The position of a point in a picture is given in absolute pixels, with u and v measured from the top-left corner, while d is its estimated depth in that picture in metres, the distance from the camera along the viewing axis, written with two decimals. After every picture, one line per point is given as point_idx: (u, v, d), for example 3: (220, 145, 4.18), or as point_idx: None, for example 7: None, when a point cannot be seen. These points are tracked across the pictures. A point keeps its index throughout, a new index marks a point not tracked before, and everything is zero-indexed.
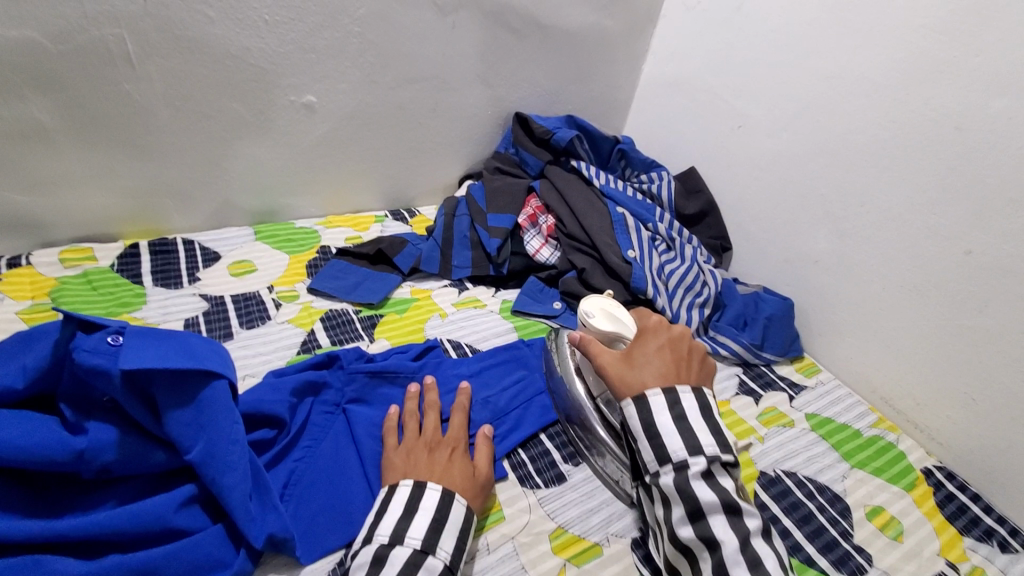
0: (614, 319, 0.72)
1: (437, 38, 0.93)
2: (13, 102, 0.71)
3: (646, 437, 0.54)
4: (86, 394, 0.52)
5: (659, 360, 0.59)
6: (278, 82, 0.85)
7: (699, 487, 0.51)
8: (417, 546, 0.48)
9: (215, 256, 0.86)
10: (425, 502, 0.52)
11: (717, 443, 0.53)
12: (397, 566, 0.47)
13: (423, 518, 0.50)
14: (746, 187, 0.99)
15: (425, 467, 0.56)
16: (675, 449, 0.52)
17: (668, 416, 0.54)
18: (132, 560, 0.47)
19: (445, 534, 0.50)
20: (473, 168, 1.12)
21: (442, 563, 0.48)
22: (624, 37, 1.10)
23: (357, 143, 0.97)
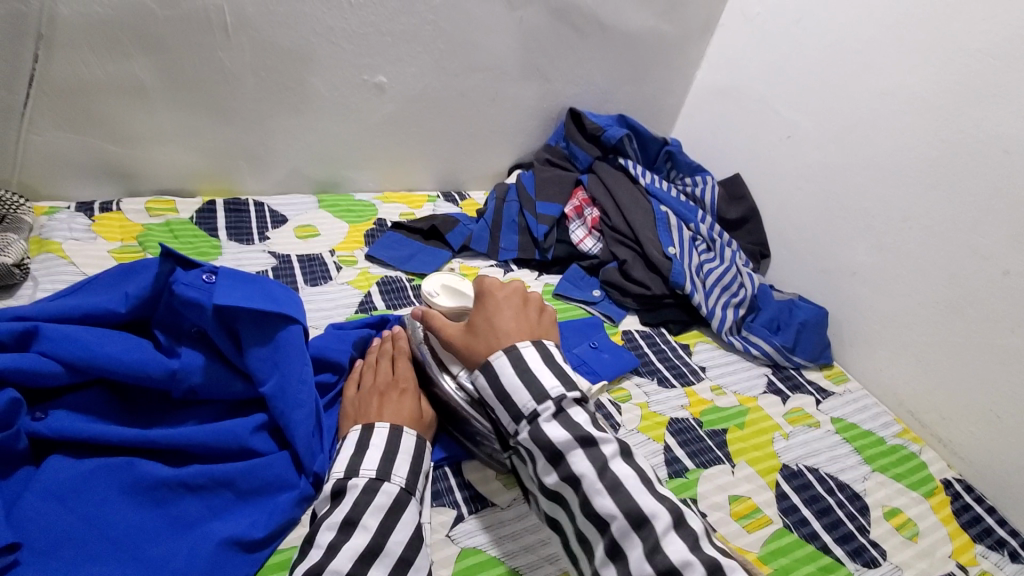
0: (456, 295, 0.73)
1: (502, 30, 0.97)
2: (120, 60, 0.78)
3: (500, 401, 0.52)
4: (178, 323, 0.58)
5: (503, 319, 0.56)
6: (354, 60, 0.91)
7: (551, 429, 0.49)
8: (372, 475, 0.53)
9: (283, 219, 0.93)
10: (376, 439, 0.56)
11: (563, 381, 0.51)
12: (353, 493, 0.51)
13: (376, 452, 0.55)
14: (789, 198, 1.02)
15: (370, 410, 0.59)
16: (575, 458, 0.48)
17: (511, 370, 0.52)
18: (211, 470, 0.53)
19: (395, 463, 0.55)
20: (523, 158, 1.16)
21: (398, 486, 0.53)
22: (681, 43, 1.13)
23: (418, 124, 1.02)
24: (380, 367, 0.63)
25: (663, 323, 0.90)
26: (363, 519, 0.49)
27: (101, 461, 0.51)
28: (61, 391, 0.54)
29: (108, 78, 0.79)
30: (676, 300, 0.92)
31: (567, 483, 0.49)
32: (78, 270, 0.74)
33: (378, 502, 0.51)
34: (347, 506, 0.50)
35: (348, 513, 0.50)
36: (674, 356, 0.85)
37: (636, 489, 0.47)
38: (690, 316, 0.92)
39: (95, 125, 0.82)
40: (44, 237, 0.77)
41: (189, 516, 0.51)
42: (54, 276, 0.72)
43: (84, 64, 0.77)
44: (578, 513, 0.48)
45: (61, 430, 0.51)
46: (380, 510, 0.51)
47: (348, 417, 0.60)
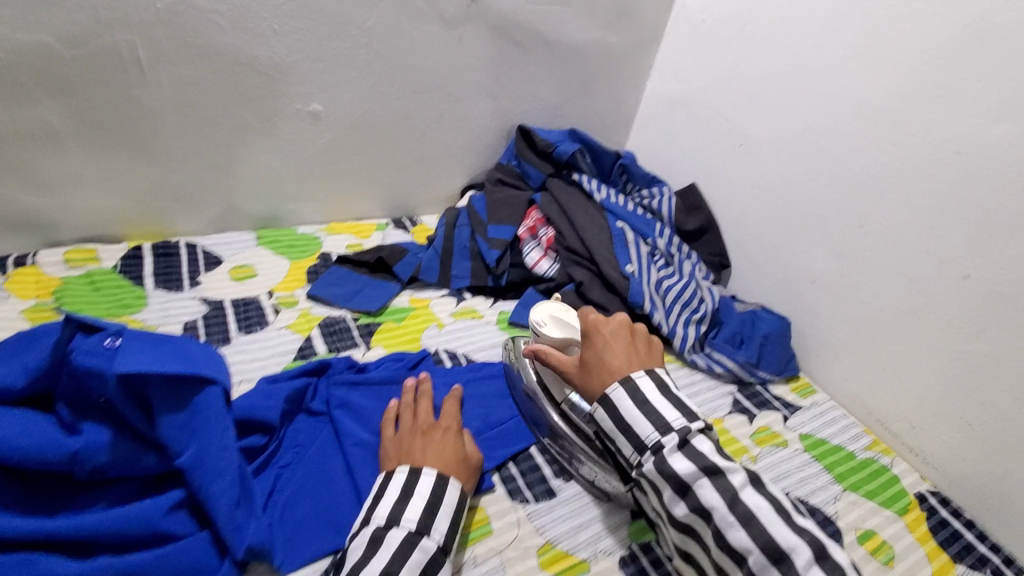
0: (564, 326, 0.72)
1: (443, 50, 0.94)
2: (27, 105, 0.72)
3: (620, 432, 0.54)
4: (82, 395, 0.52)
5: (612, 353, 0.59)
6: (286, 90, 0.86)
7: (675, 461, 0.50)
8: (412, 527, 0.50)
9: (217, 260, 0.87)
10: (420, 487, 0.53)
11: (683, 414, 0.53)
12: (394, 543, 0.49)
13: (417, 503, 0.52)
14: (746, 206, 1.00)
15: (415, 449, 0.58)
16: (705, 489, 0.49)
17: (630, 403, 0.54)
18: (120, 564, 0.48)
19: (438, 516, 0.52)
20: (475, 179, 1.13)
21: (436, 544, 0.50)
22: (629, 53, 1.11)
23: (361, 151, 0.98)
24: (421, 410, 0.63)
25: None
26: (399, 573, 0.46)
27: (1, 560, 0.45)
28: None
29: (14, 125, 0.73)
30: (636, 320, 0.88)
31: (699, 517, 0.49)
32: None
33: (414, 558, 0.48)
34: (385, 556, 0.48)
35: (387, 564, 0.47)
36: None
37: (769, 522, 0.47)
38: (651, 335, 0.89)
39: (4, 175, 0.76)
40: None
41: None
42: None
43: None
44: (714, 549, 0.49)
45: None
46: (416, 566, 0.48)
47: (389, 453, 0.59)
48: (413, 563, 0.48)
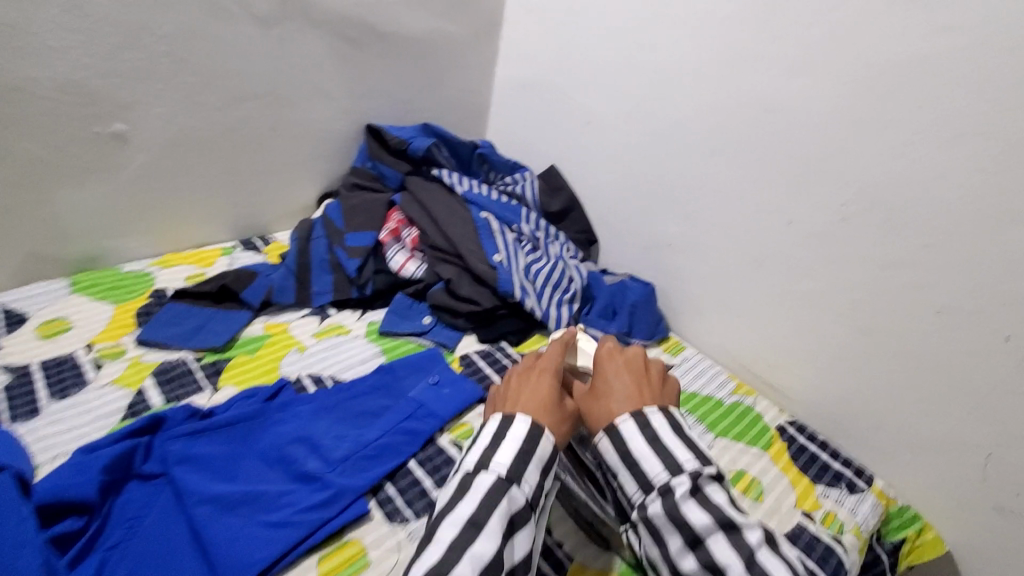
0: (583, 352, 0.68)
1: (264, 52, 0.86)
2: None
3: (625, 466, 0.52)
4: None
5: (623, 385, 0.57)
6: (76, 112, 0.75)
7: (688, 509, 0.49)
8: (502, 472, 0.50)
9: (22, 318, 0.75)
10: (514, 430, 0.53)
11: (697, 456, 0.52)
12: (483, 489, 0.49)
13: (508, 446, 0.52)
14: (603, 181, 1.03)
15: (512, 392, 0.59)
16: (717, 543, 0.48)
17: (640, 440, 0.52)
18: None
19: (514, 451, 0.52)
20: (331, 187, 1.06)
21: (524, 496, 0.50)
22: (472, 42, 1.09)
23: (190, 171, 0.88)
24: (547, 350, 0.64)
25: (501, 337, 0.85)
26: (489, 521, 0.47)
27: None
28: None
29: None
30: (510, 309, 0.87)
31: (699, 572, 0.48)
32: None
33: (503, 505, 0.48)
34: (469, 504, 0.48)
35: (473, 513, 0.47)
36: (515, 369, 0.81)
37: None
38: (526, 322, 0.88)
39: None
40: None
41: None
42: None
43: None
44: None
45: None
46: (505, 514, 0.48)
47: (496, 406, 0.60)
48: (502, 510, 0.48)
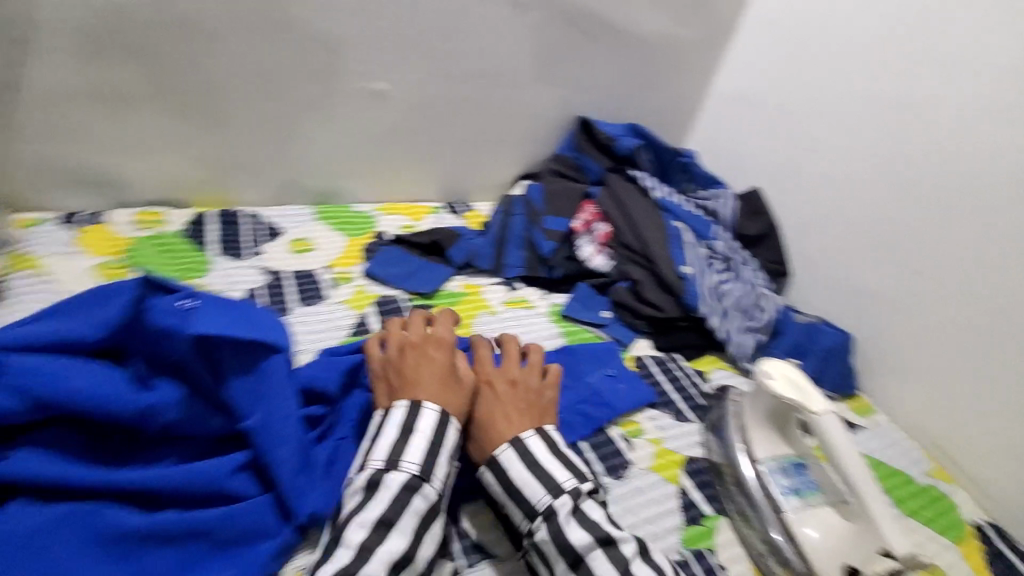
0: (800, 388, 0.61)
1: (510, 35, 0.92)
2: (106, 66, 0.74)
3: (509, 496, 0.53)
4: (157, 352, 0.53)
5: (509, 412, 0.58)
6: (353, 67, 0.86)
7: (701, 549, 0.50)
8: (414, 470, 0.51)
9: (278, 232, 0.89)
10: (421, 424, 0.53)
11: (575, 475, 0.54)
12: (392, 491, 0.50)
13: (420, 441, 0.53)
14: (812, 214, 0.96)
15: (414, 375, 0.58)
16: (597, 561, 0.49)
17: (521, 465, 0.54)
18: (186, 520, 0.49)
19: (440, 457, 0.53)
20: (530, 169, 1.10)
21: (437, 490, 0.51)
22: (698, 49, 1.08)
23: (422, 133, 0.98)
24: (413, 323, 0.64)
25: (677, 348, 0.85)
26: (400, 521, 0.49)
27: (71, 505, 0.48)
28: (29, 427, 0.50)
29: (93, 84, 0.75)
30: (691, 323, 0.86)
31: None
32: (56, 287, 0.69)
33: (415, 505, 0.50)
34: (383, 503, 0.49)
35: (384, 513, 0.49)
36: (688, 382, 0.80)
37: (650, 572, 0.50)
38: (705, 339, 0.86)
39: (82, 134, 0.78)
40: (25, 252, 0.73)
41: (157, 570, 0.47)
42: (35, 296, 0.67)
43: (67, 70, 0.73)
44: None
45: (16, 473, 0.46)
46: (416, 514, 0.50)
47: (382, 390, 0.59)
48: (412, 510, 0.50)
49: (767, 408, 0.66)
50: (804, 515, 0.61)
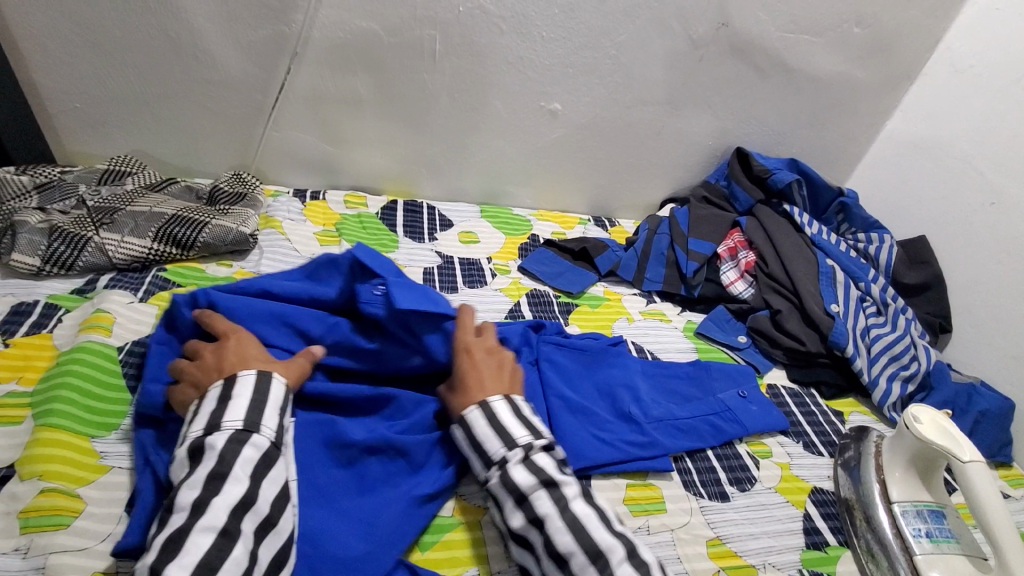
0: (948, 435, 0.62)
1: (682, 67, 0.98)
2: (346, 77, 0.92)
3: (474, 450, 0.54)
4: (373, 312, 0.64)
5: (486, 374, 0.58)
6: (536, 88, 0.97)
7: (517, 473, 0.50)
8: (237, 425, 0.48)
9: (450, 223, 1.02)
10: (238, 389, 0.50)
11: (530, 431, 0.54)
12: (216, 449, 0.46)
13: (241, 401, 0.49)
14: (987, 270, 0.90)
15: (468, 378, 0.58)
16: (540, 501, 0.49)
17: (484, 421, 0.54)
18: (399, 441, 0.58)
19: (266, 411, 0.50)
20: (678, 193, 1.16)
21: (268, 439, 0.48)
22: (874, 90, 1.06)
23: (584, 151, 1.07)
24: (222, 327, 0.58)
25: (814, 384, 0.84)
26: (232, 471, 0.45)
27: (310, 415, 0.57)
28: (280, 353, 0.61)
29: (335, 89, 0.93)
30: (832, 361, 0.85)
31: (577, 550, 0.46)
32: (290, 244, 0.86)
33: (246, 454, 0.46)
34: (209, 463, 0.45)
35: (216, 466, 0.45)
36: (824, 421, 0.79)
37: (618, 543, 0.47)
38: (846, 381, 0.85)
39: (318, 127, 0.97)
40: (269, 215, 0.91)
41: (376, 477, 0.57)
42: (272, 248, 0.84)
43: (321, 78, 0.91)
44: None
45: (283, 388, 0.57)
46: (248, 463, 0.46)
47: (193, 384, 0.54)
48: (246, 459, 0.46)
49: (910, 453, 0.65)
50: (934, 559, 0.60)
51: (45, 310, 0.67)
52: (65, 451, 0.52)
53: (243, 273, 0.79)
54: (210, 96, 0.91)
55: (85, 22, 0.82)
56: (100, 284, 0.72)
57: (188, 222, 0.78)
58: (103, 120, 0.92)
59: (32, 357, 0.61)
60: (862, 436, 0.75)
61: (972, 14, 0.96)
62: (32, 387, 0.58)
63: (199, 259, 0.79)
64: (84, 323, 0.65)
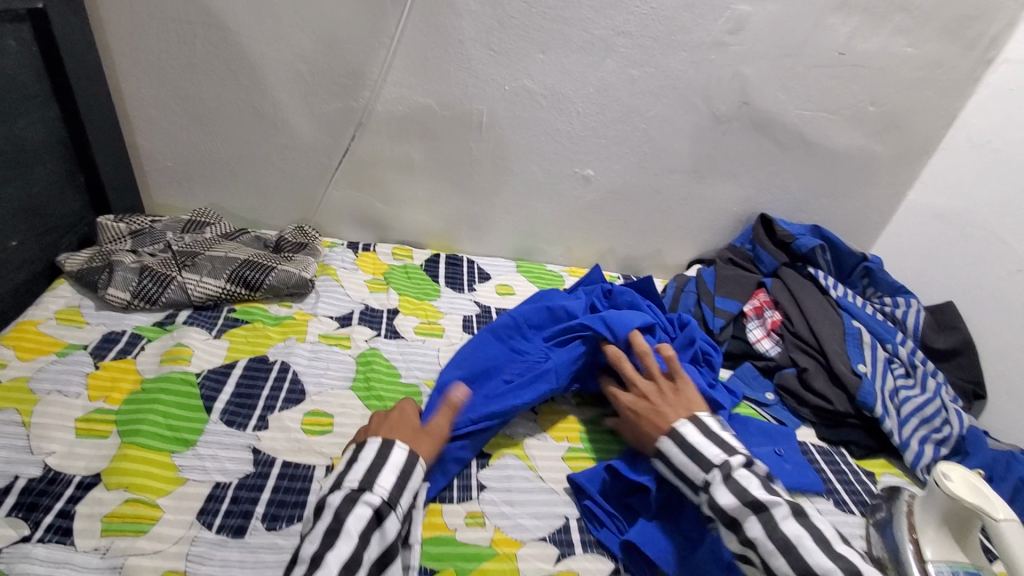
0: (976, 491, 0.61)
1: (707, 139, 1.06)
2: (403, 144, 1.03)
3: (679, 478, 0.62)
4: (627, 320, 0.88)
5: (660, 413, 0.67)
6: (571, 157, 1.06)
7: (722, 495, 0.58)
8: (354, 486, 0.54)
9: (487, 276, 1.10)
10: (364, 451, 0.58)
11: (724, 451, 0.61)
12: (334, 506, 0.53)
13: (363, 463, 0.56)
14: (1016, 336, 0.92)
15: (648, 421, 0.67)
16: (750, 523, 0.55)
17: (680, 450, 0.63)
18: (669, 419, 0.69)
19: (382, 471, 0.56)
20: (704, 255, 1.21)
21: (380, 497, 0.54)
22: (893, 163, 1.12)
23: (614, 214, 1.14)
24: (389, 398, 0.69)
25: (843, 443, 0.85)
26: (346, 527, 0.51)
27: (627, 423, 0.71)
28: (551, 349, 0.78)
29: (392, 155, 1.04)
30: (862, 422, 0.86)
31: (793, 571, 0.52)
32: (343, 290, 0.94)
33: (358, 512, 0.52)
34: (328, 518, 0.52)
35: (330, 523, 0.51)
36: (856, 480, 0.80)
37: (810, 544, 0.53)
38: (876, 442, 0.86)
39: (373, 188, 1.08)
40: (326, 263, 1.00)
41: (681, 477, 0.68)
42: (326, 291, 0.92)
43: (380, 145, 1.03)
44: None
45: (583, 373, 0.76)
46: (360, 519, 0.52)
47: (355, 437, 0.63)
48: (357, 517, 0.52)
49: (941, 510, 0.65)
50: None
51: (130, 338, 0.75)
52: (147, 465, 0.59)
53: (301, 313, 0.87)
54: (284, 158, 1.03)
55: (187, 96, 0.96)
56: (178, 318, 0.81)
57: (257, 265, 0.87)
58: (190, 177, 1.05)
59: (119, 379, 0.69)
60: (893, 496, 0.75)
61: (985, 95, 1.03)
62: (118, 405, 0.65)
63: (264, 299, 0.88)
64: (164, 352, 0.73)
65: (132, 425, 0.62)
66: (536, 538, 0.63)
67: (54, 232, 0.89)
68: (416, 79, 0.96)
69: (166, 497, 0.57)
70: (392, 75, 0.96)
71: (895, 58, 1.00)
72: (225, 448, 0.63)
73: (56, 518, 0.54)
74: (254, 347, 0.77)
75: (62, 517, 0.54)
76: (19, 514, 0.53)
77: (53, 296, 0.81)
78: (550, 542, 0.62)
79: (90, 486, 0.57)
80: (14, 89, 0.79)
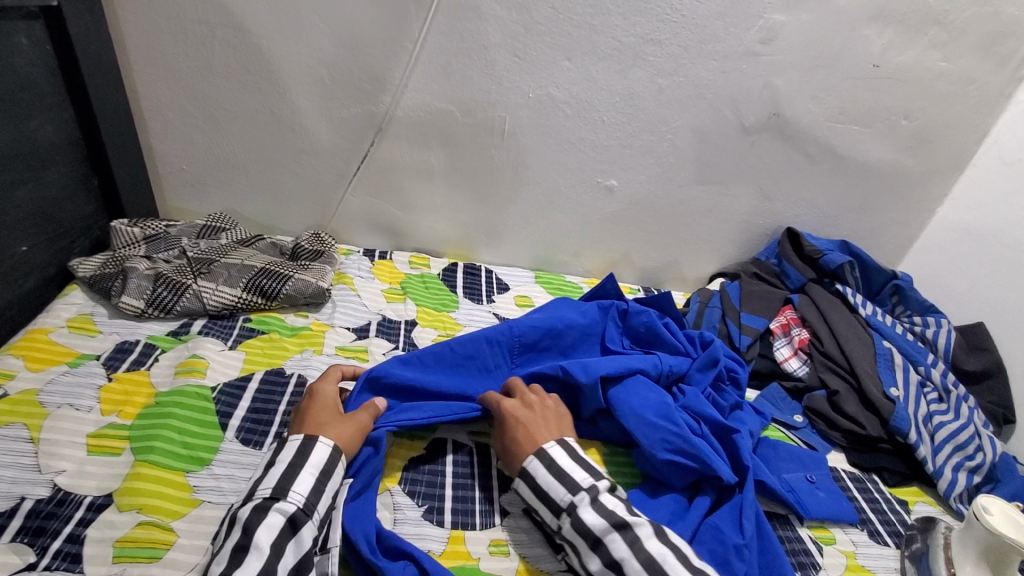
0: (1018, 527, 0.61)
1: (734, 151, 1.03)
2: (422, 150, 1.00)
3: (541, 501, 0.59)
4: (644, 338, 0.85)
5: (530, 430, 0.64)
6: (594, 167, 1.04)
7: (588, 517, 0.55)
8: (266, 494, 0.52)
9: (506, 287, 1.07)
10: (283, 455, 0.56)
11: (592, 473, 0.59)
12: (243, 518, 0.50)
13: (277, 469, 0.54)
14: None
15: (518, 440, 0.63)
16: (614, 543, 0.53)
17: (545, 470, 0.59)
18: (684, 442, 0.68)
19: (298, 475, 0.54)
20: (727, 268, 1.19)
21: (294, 505, 0.52)
22: (924, 178, 1.09)
23: (637, 225, 1.12)
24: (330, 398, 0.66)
25: (875, 470, 0.82)
26: (255, 538, 0.48)
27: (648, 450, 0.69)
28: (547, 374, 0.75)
29: (411, 162, 1.02)
30: (894, 448, 0.83)
31: None
32: (359, 300, 0.92)
33: (271, 521, 0.50)
34: (236, 534, 0.49)
35: (240, 539, 0.48)
36: (888, 509, 0.76)
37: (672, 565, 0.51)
38: (910, 469, 0.82)
39: (391, 195, 1.06)
40: (342, 272, 0.98)
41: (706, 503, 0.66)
42: (343, 301, 0.90)
43: (399, 152, 1.00)
44: None
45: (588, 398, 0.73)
46: (272, 529, 0.50)
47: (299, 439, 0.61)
48: (268, 526, 0.50)
49: (980, 545, 0.63)
50: None
51: (144, 349, 0.73)
52: (157, 485, 0.56)
53: (318, 324, 0.84)
54: (301, 164, 1.01)
55: (204, 99, 0.94)
56: (193, 328, 0.79)
57: (274, 274, 0.85)
58: (205, 181, 1.03)
59: (132, 393, 0.66)
60: (930, 528, 0.72)
61: (1019, 111, 0.99)
62: (131, 421, 0.63)
63: (280, 308, 0.85)
64: (179, 364, 0.71)
65: (146, 443, 0.60)
66: (562, 569, 0.60)
67: (66, 235, 0.87)
68: (437, 86, 0.94)
69: (181, 521, 0.54)
70: (413, 80, 0.93)
71: (930, 72, 0.97)
72: (241, 468, 0.61)
73: (65, 543, 0.51)
74: (271, 360, 0.75)
75: (72, 542, 0.51)
76: (26, 539, 0.51)
77: (66, 302, 0.79)
78: (577, 574, 0.59)
79: (101, 508, 0.54)
80: (28, 88, 0.77)
